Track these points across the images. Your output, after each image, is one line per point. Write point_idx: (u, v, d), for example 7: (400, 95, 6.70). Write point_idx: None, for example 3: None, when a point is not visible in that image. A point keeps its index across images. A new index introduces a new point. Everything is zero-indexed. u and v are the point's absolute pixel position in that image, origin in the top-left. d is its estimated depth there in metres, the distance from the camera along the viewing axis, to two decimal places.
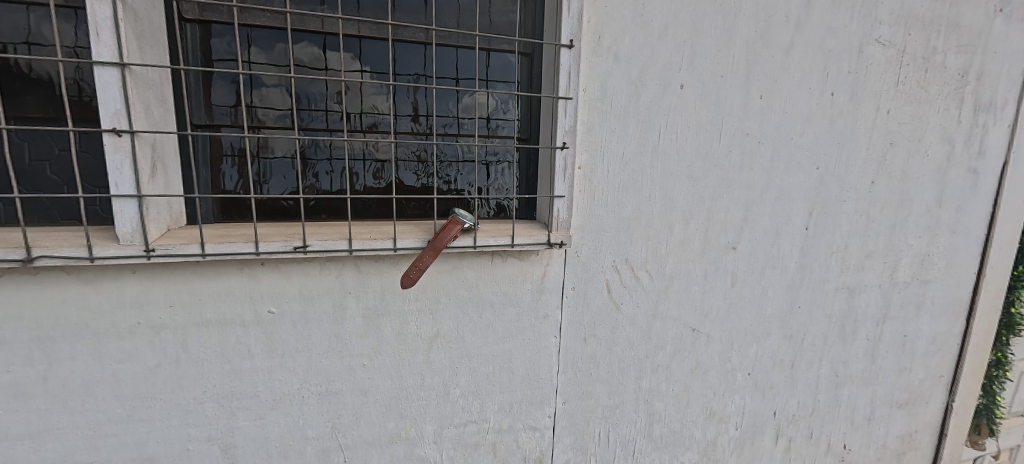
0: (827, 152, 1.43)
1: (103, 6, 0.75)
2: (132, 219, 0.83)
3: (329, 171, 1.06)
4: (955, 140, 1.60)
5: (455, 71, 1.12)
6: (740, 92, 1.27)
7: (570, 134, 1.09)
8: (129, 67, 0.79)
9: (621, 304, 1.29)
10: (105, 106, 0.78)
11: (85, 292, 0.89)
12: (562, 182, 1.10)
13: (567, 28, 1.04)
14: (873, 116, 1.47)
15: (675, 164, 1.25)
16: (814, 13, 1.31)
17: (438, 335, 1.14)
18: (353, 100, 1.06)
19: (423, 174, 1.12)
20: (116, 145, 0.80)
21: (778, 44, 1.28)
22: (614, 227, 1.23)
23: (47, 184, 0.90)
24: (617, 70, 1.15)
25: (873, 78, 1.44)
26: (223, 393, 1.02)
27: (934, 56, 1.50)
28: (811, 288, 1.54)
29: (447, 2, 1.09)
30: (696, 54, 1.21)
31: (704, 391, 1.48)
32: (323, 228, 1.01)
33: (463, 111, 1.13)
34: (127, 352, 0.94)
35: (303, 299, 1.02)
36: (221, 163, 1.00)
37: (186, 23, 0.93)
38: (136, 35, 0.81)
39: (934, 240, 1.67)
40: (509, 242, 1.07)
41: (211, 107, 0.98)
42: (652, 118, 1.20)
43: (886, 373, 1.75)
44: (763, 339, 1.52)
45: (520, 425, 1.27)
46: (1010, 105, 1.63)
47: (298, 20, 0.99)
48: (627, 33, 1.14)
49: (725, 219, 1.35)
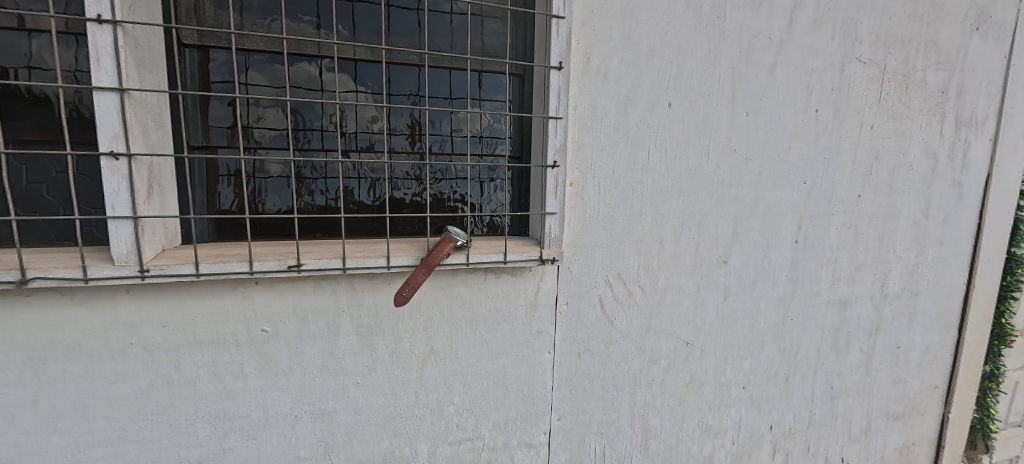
0: (814, 167, 1.46)
1: (105, 34, 0.77)
2: (127, 240, 0.83)
3: (323, 190, 1.08)
4: (938, 154, 1.64)
5: (448, 92, 1.15)
6: (726, 110, 1.31)
7: (561, 153, 1.11)
8: (128, 92, 0.80)
9: (614, 320, 1.30)
10: (103, 130, 0.80)
11: (78, 313, 0.89)
12: (553, 200, 1.12)
13: (556, 51, 1.07)
14: (857, 132, 1.50)
15: (665, 180, 1.28)
16: (796, 34, 1.35)
17: (431, 353, 1.14)
18: (348, 120, 1.08)
19: (417, 192, 1.14)
20: (113, 168, 0.81)
21: (762, 63, 1.32)
22: (606, 242, 1.24)
23: (43, 206, 0.91)
24: (605, 90, 1.18)
25: (856, 95, 1.48)
26: (214, 413, 1.01)
27: (914, 73, 1.54)
28: (803, 300, 1.55)
29: (441, 26, 1.13)
30: (683, 73, 1.24)
31: (699, 405, 1.48)
32: (317, 247, 1.02)
33: (456, 130, 1.16)
34: (119, 373, 0.94)
35: (297, 317, 1.02)
36: (217, 183, 1.01)
37: (185, 48, 0.95)
38: (136, 60, 0.83)
39: (922, 252, 1.70)
40: (502, 258, 1.08)
41: (208, 129, 0.99)
42: (641, 135, 1.23)
43: (880, 385, 1.76)
44: (756, 352, 1.53)
45: (515, 442, 1.26)
46: (990, 119, 1.68)
47: (296, 45, 1.02)
48: (615, 54, 1.17)
49: (716, 233, 1.37)
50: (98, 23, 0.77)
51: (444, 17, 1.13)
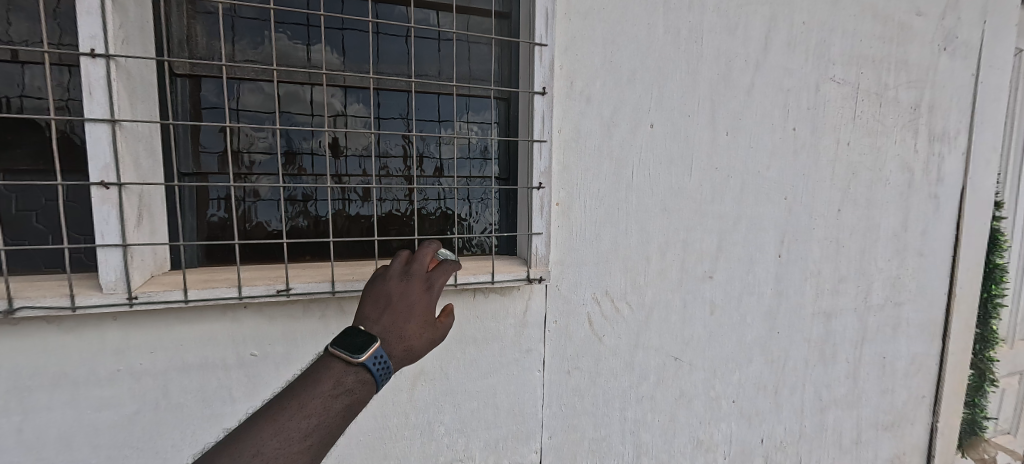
0: (794, 183, 1.50)
1: (97, 67, 0.79)
2: (116, 267, 0.84)
3: (312, 214, 1.09)
4: (914, 168, 1.69)
5: (436, 115, 1.17)
6: (707, 130, 1.35)
7: (546, 175, 1.13)
8: (120, 122, 0.82)
9: (603, 336, 1.31)
10: (94, 160, 0.81)
11: (66, 341, 0.89)
12: (539, 220, 1.14)
13: (540, 76, 1.10)
14: (834, 149, 1.55)
15: (650, 197, 1.31)
16: (771, 56, 1.41)
17: (422, 372, 1.15)
18: (337, 145, 1.10)
19: (407, 215, 1.16)
20: (103, 197, 0.82)
21: (739, 84, 1.37)
22: (594, 260, 1.27)
23: (32, 233, 0.91)
24: (590, 112, 1.21)
25: (832, 113, 1.53)
26: (204, 439, 1.01)
27: (886, 92, 1.61)
28: (789, 313, 1.58)
29: (428, 53, 1.16)
30: (664, 95, 1.28)
31: (690, 420, 1.49)
32: (307, 270, 1.03)
33: (444, 153, 1.18)
34: (106, 400, 0.93)
35: (286, 340, 1.03)
36: (207, 208, 1.02)
37: (176, 78, 0.97)
38: (128, 91, 0.85)
39: (903, 263, 1.74)
40: (490, 278, 1.10)
41: (198, 155, 1.01)
42: (625, 156, 1.26)
43: (868, 396, 1.78)
44: (745, 366, 1.55)
45: (507, 461, 1.26)
46: (961, 134, 1.74)
47: (286, 73, 1.04)
48: (598, 78, 1.21)
49: (701, 249, 1.40)
50: (91, 57, 0.79)
51: (432, 43, 1.16)
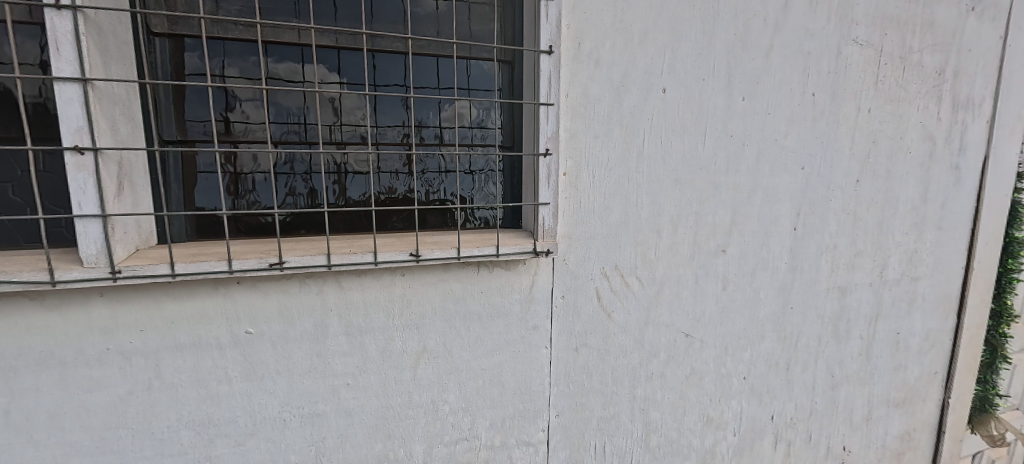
0: (811, 152, 1.43)
1: (64, 20, 0.72)
2: (97, 239, 0.79)
3: (306, 186, 1.03)
4: (936, 137, 1.62)
5: (435, 80, 1.11)
6: (722, 95, 1.27)
7: (552, 140, 1.07)
8: (92, 82, 0.76)
9: (613, 313, 1.27)
10: (67, 123, 0.75)
11: (49, 319, 0.85)
12: (546, 190, 1.08)
13: (546, 34, 1.03)
14: (854, 116, 1.47)
15: (660, 168, 1.24)
16: (792, 15, 1.32)
17: (424, 351, 1.11)
18: (330, 112, 1.03)
19: (407, 187, 1.10)
20: (78, 164, 0.77)
21: (757, 46, 1.29)
22: (602, 233, 1.21)
23: (9, 206, 0.86)
24: (598, 76, 1.14)
25: (853, 78, 1.45)
26: (199, 420, 0.97)
27: (910, 56, 1.52)
28: (803, 288, 1.53)
29: (425, 12, 1.09)
30: (677, 58, 1.21)
31: (700, 398, 1.45)
32: (302, 244, 0.98)
33: (444, 120, 1.12)
34: (96, 381, 0.90)
35: (282, 318, 0.98)
36: (194, 179, 0.97)
37: (154, 37, 0.90)
38: (99, 49, 0.79)
39: (921, 237, 1.68)
40: (495, 251, 1.04)
41: (183, 123, 0.95)
42: (636, 124, 1.19)
43: (881, 372, 1.74)
44: (757, 343, 1.50)
45: (513, 440, 1.23)
46: (986, 102, 1.65)
47: (274, 33, 0.97)
48: (607, 40, 1.13)
49: (714, 222, 1.34)
50: (56, 9, 0.72)
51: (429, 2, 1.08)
